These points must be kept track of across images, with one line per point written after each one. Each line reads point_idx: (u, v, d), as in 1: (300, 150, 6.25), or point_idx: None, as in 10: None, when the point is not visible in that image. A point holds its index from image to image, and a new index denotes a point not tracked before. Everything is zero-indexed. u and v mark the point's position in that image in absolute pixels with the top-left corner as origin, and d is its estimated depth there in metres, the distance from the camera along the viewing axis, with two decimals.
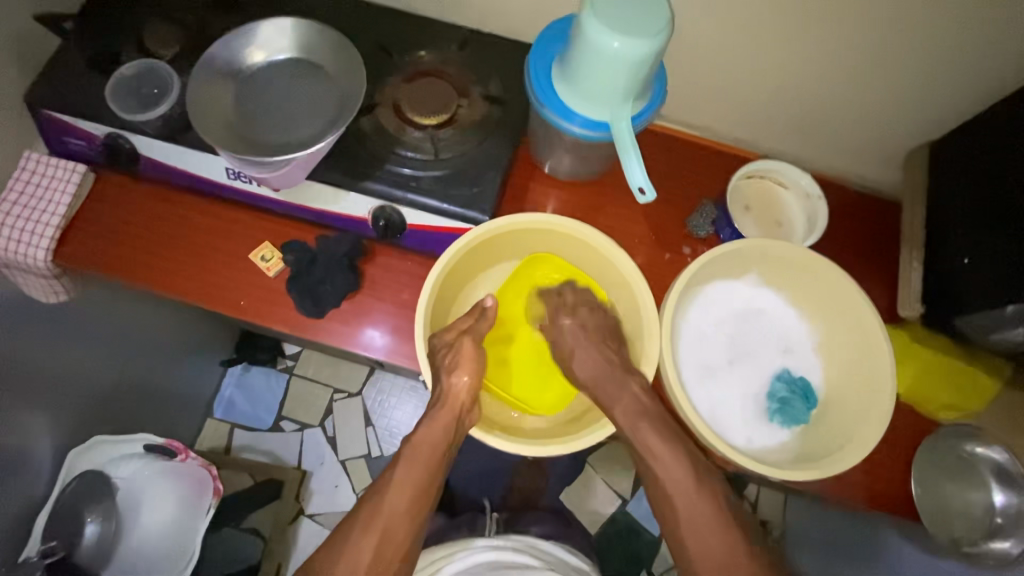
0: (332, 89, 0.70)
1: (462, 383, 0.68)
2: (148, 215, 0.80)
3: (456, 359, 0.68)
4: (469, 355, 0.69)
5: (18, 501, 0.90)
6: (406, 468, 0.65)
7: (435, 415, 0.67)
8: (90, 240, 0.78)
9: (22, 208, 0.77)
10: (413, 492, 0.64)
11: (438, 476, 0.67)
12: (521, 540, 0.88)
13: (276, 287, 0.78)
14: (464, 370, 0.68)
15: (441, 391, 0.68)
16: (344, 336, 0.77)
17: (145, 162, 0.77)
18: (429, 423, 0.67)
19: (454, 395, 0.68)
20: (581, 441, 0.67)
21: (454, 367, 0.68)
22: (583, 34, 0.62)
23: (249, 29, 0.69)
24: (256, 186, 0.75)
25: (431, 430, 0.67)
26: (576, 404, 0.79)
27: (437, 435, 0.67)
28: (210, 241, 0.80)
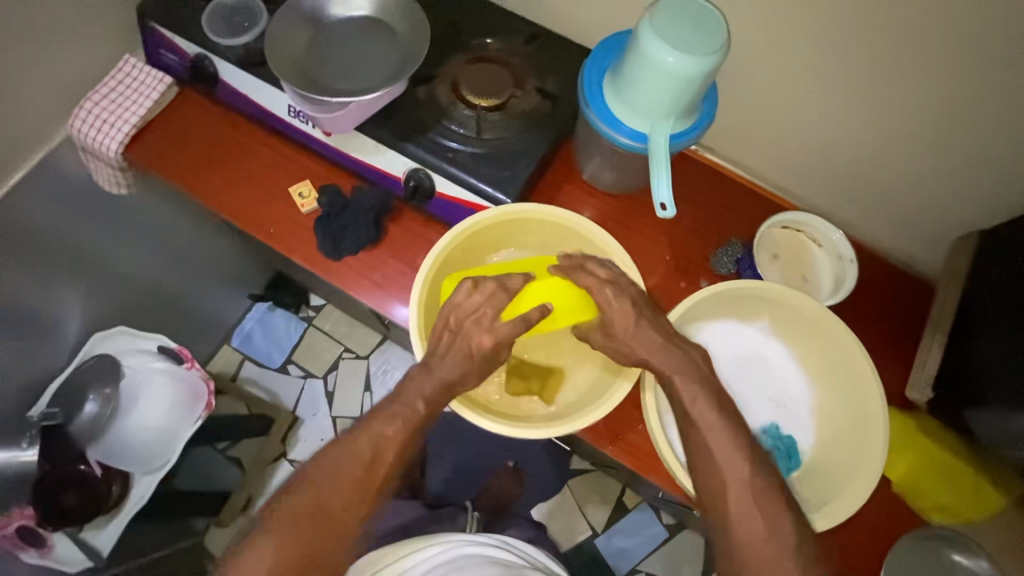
0: (396, 50, 0.75)
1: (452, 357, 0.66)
2: (211, 132, 0.87)
3: (489, 358, 0.67)
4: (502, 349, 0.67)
5: (36, 355, 1.01)
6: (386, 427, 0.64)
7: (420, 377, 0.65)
8: (157, 145, 0.86)
9: (111, 104, 0.86)
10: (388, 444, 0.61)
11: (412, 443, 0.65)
12: (498, 539, 0.92)
13: (304, 223, 0.83)
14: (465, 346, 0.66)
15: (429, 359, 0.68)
16: (354, 283, 0.81)
17: (220, 86, 0.84)
18: (415, 383, 0.64)
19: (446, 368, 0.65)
20: (596, 413, 0.68)
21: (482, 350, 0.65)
22: (639, 45, 0.63)
23: None
24: (311, 127, 0.80)
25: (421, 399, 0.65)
26: (569, 390, 0.76)
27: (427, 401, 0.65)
28: (258, 169, 0.85)
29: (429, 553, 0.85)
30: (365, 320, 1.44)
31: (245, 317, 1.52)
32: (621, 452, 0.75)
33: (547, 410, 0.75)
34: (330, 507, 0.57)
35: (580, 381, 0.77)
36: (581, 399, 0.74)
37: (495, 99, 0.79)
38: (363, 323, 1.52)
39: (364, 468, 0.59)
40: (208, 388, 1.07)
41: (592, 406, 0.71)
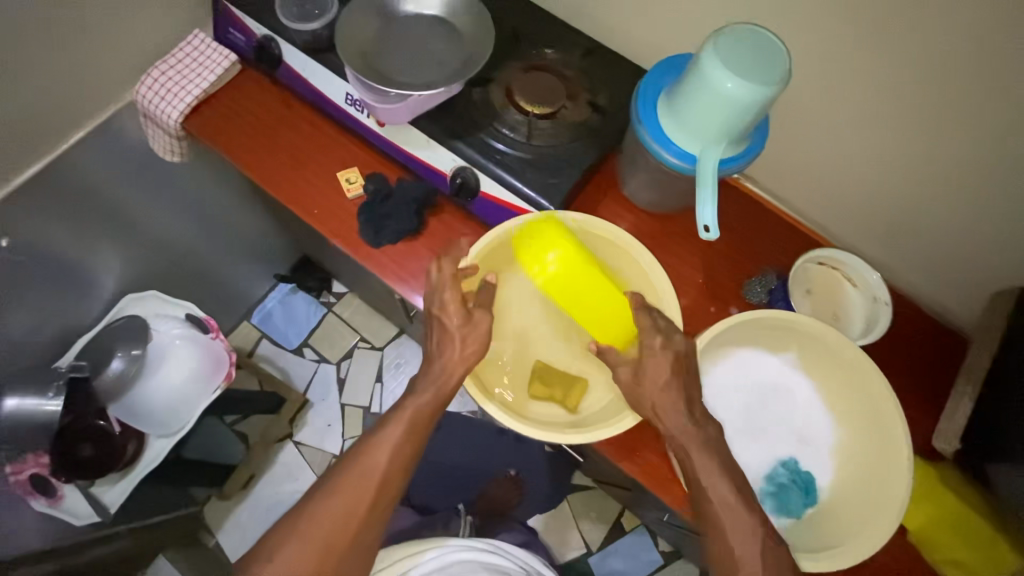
0: (459, 50, 0.77)
1: (457, 352, 0.71)
2: (267, 111, 0.89)
3: (470, 333, 0.71)
4: (482, 330, 0.71)
5: (68, 308, 1.03)
6: (391, 429, 0.68)
7: (434, 378, 0.70)
8: (215, 118, 0.89)
9: (176, 75, 0.89)
10: (392, 451, 0.67)
11: (416, 447, 0.69)
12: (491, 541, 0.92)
13: (347, 208, 0.85)
14: (470, 341, 0.71)
15: (443, 360, 0.71)
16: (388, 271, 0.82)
17: (282, 69, 0.86)
18: (429, 385, 0.70)
19: (455, 364, 0.70)
20: (602, 432, 0.68)
21: (463, 338, 0.71)
22: (699, 68, 0.65)
23: None
24: (366, 116, 0.82)
25: (420, 395, 0.70)
26: (591, 401, 0.76)
27: (429, 400, 0.70)
28: (309, 151, 0.88)
29: (423, 559, 0.85)
30: (386, 312, 1.45)
31: (267, 296, 1.55)
32: (635, 469, 0.75)
33: (568, 415, 0.75)
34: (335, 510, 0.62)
35: (601, 392, 0.77)
36: (603, 409, 0.74)
37: (547, 107, 0.81)
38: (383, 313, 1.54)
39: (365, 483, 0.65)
40: (229, 359, 1.08)
41: (608, 420, 0.71)
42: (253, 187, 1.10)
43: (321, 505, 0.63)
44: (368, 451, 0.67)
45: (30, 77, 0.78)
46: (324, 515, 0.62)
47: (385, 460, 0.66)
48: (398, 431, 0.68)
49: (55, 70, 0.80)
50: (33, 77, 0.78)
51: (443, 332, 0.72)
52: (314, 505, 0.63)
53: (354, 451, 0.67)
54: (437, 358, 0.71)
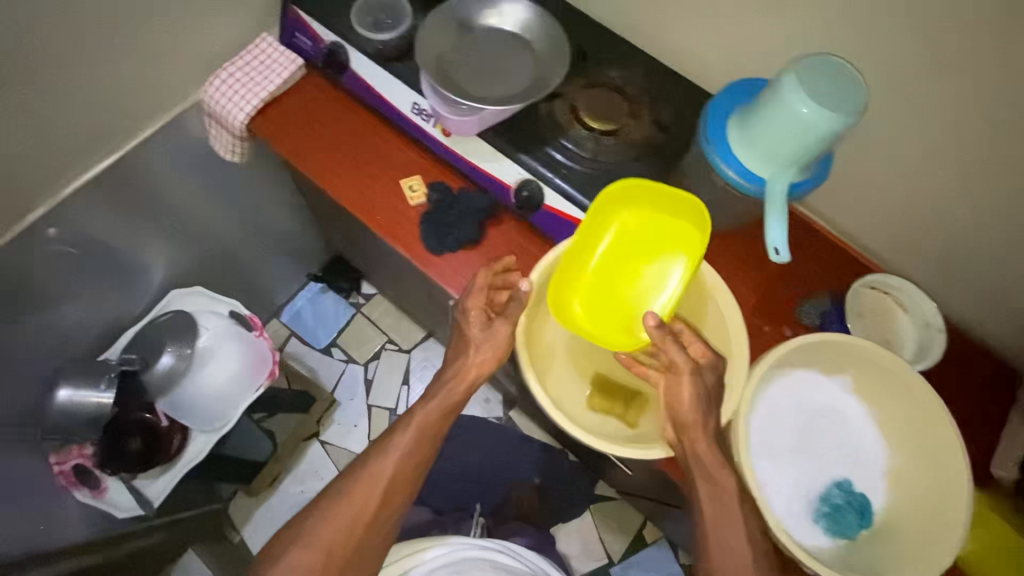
0: (532, 67, 0.78)
1: (480, 359, 0.78)
2: (331, 115, 0.91)
3: (488, 338, 0.78)
4: (501, 338, 0.77)
5: (115, 301, 1.05)
6: (397, 442, 0.75)
7: (449, 386, 0.79)
8: (279, 121, 0.90)
9: (243, 77, 0.90)
10: (399, 462, 0.74)
11: (427, 455, 0.76)
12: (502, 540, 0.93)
13: (409, 214, 0.86)
14: (488, 349, 0.78)
15: (459, 365, 0.79)
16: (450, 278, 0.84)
17: (349, 75, 0.87)
18: (444, 393, 0.78)
19: (471, 371, 0.79)
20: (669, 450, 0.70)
21: (481, 343, 0.78)
22: (778, 94, 0.66)
23: None
24: (432, 125, 0.83)
25: (428, 405, 0.78)
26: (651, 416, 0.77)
27: (440, 408, 0.78)
28: (372, 156, 0.89)
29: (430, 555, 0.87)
30: (417, 316, 1.46)
31: (298, 294, 1.56)
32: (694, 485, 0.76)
33: (628, 429, 0.76)
34: (342, 519, 0.71)
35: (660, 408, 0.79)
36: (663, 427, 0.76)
37: (612, 124, 0.82)
38: (412, 317, 1.55)
39: (371, 499, 0.72)
40: (272, 357, 1.09)
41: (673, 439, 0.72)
42: (302, 188, 1.11)
43: (331, 514, 0.72)
44: (374, 462, 0.74)
45: (105, 78, 0.80)
46: (339, 514, 0.71)
47: (391, 469, 0.74)
48: (405, 440, 0.75)
49: (127, 70, 0.81)
50: (105, 77, 0.80)
51: (465, 339, 0.79)
52: (319, 517, 0.72)
53: (364, 464, 0.74)
54: (455, 363, 0.80)
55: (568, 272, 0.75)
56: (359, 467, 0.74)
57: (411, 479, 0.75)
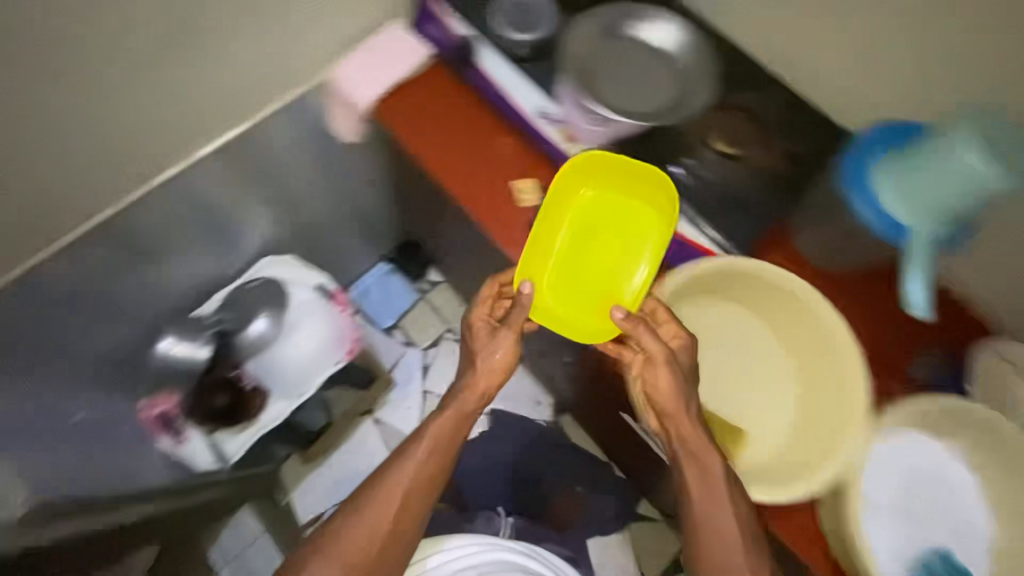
0: (672, 89, 0.81)
1: (494, 360, 0.76)
2: (450, 108, 0.90)
3: (491, 345, 0.76)
4: (505, 344, 0.75)
5: (214, 265, 1.09)
6: (414, 450, 0.75)
7: (463, 396, 0.77)
8: (400, 109, 0.91)
9: (370, 62, 0.91)
10: (417, 472, 0.74)
11: (445, 463, 0.75)
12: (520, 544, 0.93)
13: (518, 216, 0.85)
14: (500, 354, 0.75)
15: (474, 371, 0.76)
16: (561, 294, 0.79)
17: (476, 71, 0.87)
18: (458, 398, 0.77)
19: (485, 378, 0.76)
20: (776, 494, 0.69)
21: (490, 350, 0.76)
22: (943, 145, 0.65)
23: (649, 15, 0.83)
24: (553, 131, 0.82)
25: (444, 413, 0.76)
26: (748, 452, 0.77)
27: (455, 413, 0.76)
28: (487, 153, 0.88)
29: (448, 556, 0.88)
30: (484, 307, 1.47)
31: (365, 273, 1.55)
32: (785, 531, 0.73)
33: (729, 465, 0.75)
34: (368, 532, 0.71)
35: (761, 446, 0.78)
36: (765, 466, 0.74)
37: (738, 151, 0.81)
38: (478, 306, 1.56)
39: (398, 513, 0.72)
40: (351, 334, 1.10)
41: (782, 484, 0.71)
42: (402, 175, 1.12)
43: (351, 526, 0.72)
44: (392, 472, 0.74)
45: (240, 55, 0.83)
46: (357, 529, 0.72)
47: (408, 480, 0.73)
48: (421, 449, 0.75)
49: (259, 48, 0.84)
50: (240, 54, 0.83)
51: (476, 346, 0.77)
52: (345, 526, 0.72)
53: (382, 475, 0.74)
54: (464, 375, 0.78)
55: (532, 258, 0.74)
56: (382, 477, 0.74)
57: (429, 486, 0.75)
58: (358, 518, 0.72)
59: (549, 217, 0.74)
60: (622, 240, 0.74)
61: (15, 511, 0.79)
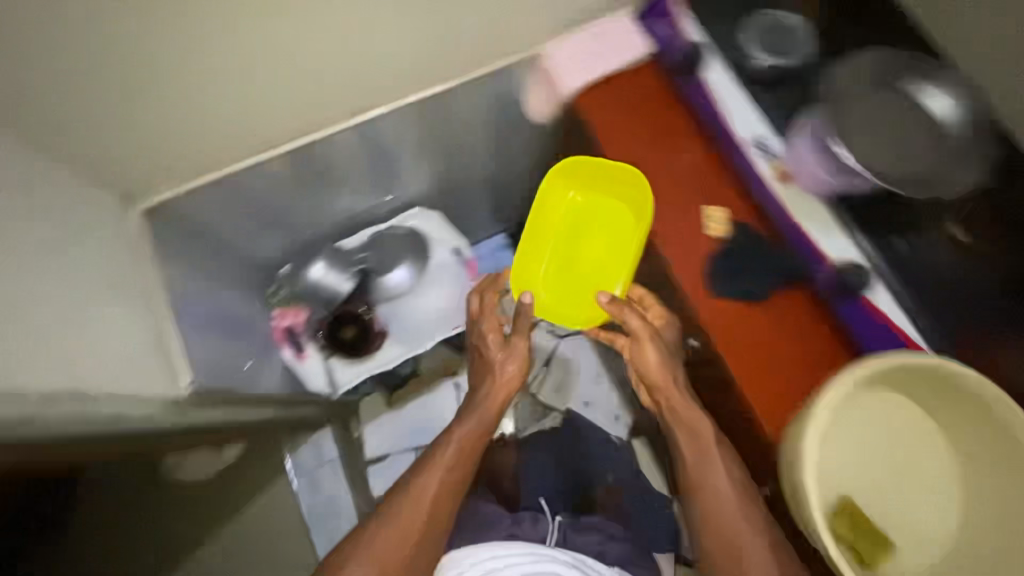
0: (934, 157, 0.71)
1: (508, 372, 0.88)
2: (655, 113, 0.86)
3: (510, 354, 0.88)
4: (520, 354, 0.88)
5: (370, 199, 1.07)
6: (444, 455, 0.79)
7: (479, 408, 0.85)
8: (603, 100, 0.87)
9: (588, 45, 0.87)
10: (444, 478, 0.76)
11: (468, 472, 0.80)
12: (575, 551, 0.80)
13: (699, 244, 0.79)
14: (514, 362, 0.88)
15: (493, 378, 0.88)
16: (727, 334, 0.75)
17: (699, 83, 0.82)
18: (478, 411, 0.85)
19: (503, 380, 0.87)
20: None
21: (506, 359, 0.88)
22: None
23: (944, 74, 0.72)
24: (766, 166, 0.77)
25: (466, 425, 0.83)
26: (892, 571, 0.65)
27: (478, 423, 0.84)
28: (682, 170, 0.83)
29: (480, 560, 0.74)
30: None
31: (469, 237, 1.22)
32: None
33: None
34: (402, 539, 0.69)
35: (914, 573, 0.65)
36: None
37: None
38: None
39: (426, 520, 0.71)
40: None
41: None
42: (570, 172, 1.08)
43: (382, 526, 0.70)
44: (421, 481, 0.75)
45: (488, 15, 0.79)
46: (390, 529, 0.70)
47: (437, 490, 0.74)
48: (449, 455, 0.79)
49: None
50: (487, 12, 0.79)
51: (488, 360, 0.89)
52: (374, 533, 0.70)
53: (407, 485, 0.75)
54: (485, 384, 0.88)
55: (525, 268, 0.88)
56: (410, 489, 0.74)
57: (454, 499, 0.76)
58: (392, 520, 0.71)
59: (544, 221, 0.88)
60: (612, 234, 0.86)
61: (179, 392, 0.77)
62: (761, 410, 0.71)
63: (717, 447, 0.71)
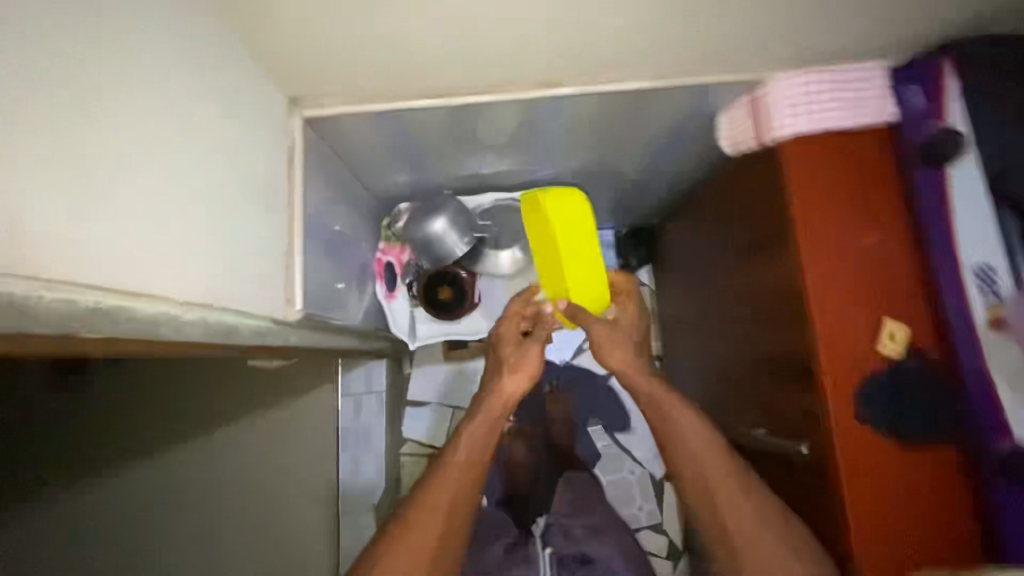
0: None
1: (519, 380, 1.01)
2: (864, 193, 0.75)
3: (520, 359, 1.03)
4: (532, 358, 1.02)
5: (509, 162, 1.03)
6: (458, 458, 0.90)
7: (487, 408, 0.98)
8: (811, 159, 0.76)
9: (821, 91, 0.74)
10: (459, 480, 0.88)
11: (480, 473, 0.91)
12: None
13: (862, 358, 0.71)
14: (524, 369, 1.01)
15: (498, 389, 1.00)
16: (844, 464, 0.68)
17: (933, 179, 0.70)
18: (485, 412, 0.97)
19: (514, 388, 1.00)
20: None
21: (518, 366, 1.02)
22: None
23: None
24: (981, 304, 0.65)
25: (472, 429, 0.94)
26: None
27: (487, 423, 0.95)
28: (872, 268, 0.73)
29: None
30: (684, 333, 1.38)
31: None
32: None
33: None
34: (427, 538, 0.81)
35: None
36: None
37: None
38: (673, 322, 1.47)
39: (448, 518, 0.84)
40: None
41: None
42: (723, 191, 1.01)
43: (414, 523, 0.82)
44: (433, 481, 0.87)
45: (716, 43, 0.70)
46: (419, 528, 0.81)
47: (449, 491, 0.86)
48: (459, 458, 0.90)
49: (771, 28, 0.68)
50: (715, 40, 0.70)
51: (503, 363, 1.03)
52: (396, 534, 0.81)
53: (424, 486, 0.87)
54: (493, 387, 1.01)
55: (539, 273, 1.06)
56: (427, 487, 0.87)
57: (471, 491, 0.89)
58: (416, 523, 0.82)
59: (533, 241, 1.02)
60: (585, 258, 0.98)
61: (289, 315, 0.73)
62: (858, 539, 0.68)
63: (725, 475, 0.78)
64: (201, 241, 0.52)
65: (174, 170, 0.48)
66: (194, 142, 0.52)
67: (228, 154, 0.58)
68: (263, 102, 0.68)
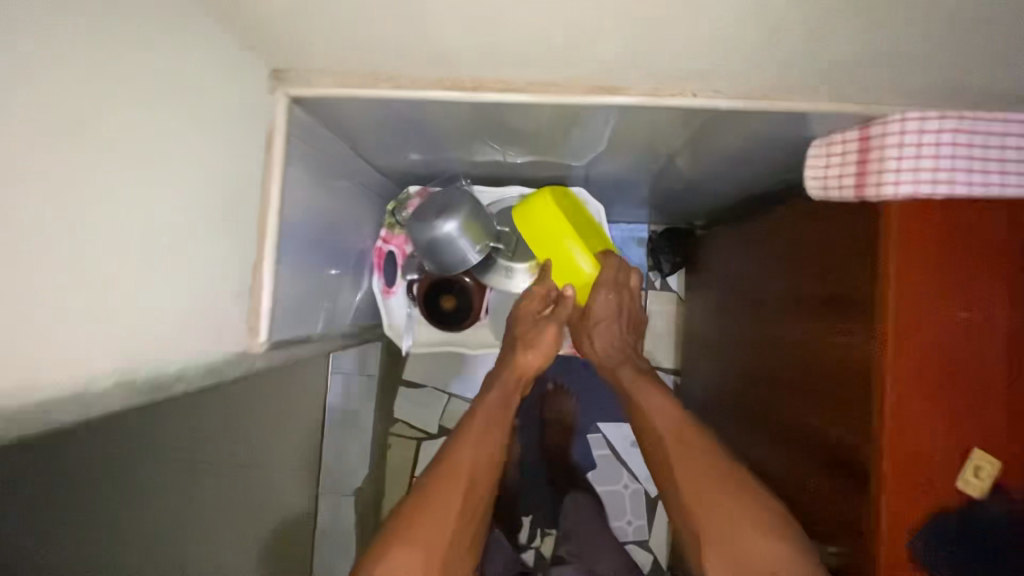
0: None
1: (533, 359, 0.97)
2: (983, 290, 0.59)
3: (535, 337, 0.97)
4: (548, 339, 0.97)
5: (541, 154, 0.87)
6: (476, 434, 0.85)
7: (503, 384, 0.94)
8: (924, 235, 0.59)
9: (954, 145, 0.57)
10: (478, 455, 0.82)
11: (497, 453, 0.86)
12: None
13: (937, 494, 0.58)
14: (539, 348, 0.96)
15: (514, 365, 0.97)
16: (899, 571, 0.58)
17: None
18: (501, 387, 0.94)
19: (529, 364, 0.97)
20: None
21: (532, 345, 0.97)
22: None
23: None
24: None
25: (489, 401, 0.91)
26: None
27: (503, 398, 0.93)
28: (974, 387, 0.59)
29: None
30: (707, 354, 1.25)
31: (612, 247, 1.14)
32: None
33: None
34: (441, 517, 0.74)
35: None
36: None
37: None
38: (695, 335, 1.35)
39: (465, 495, 0.78)
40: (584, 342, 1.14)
41: None
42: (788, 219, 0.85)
43: (423, 506, 0.75)
44: (450, 456, 0.82)
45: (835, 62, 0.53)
46: (432, 510, 0.74)
47: (468, 465, 0.81)
48: (477, 431, 0.86)
49: (924, 50, 0.49)
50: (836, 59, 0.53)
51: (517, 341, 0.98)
52: (407, 514, 0.74)
53: (437, 462, 0.82)
54: (509, 365, 0.97)
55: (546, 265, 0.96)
56: (440, 463, 0.81)
57: (489, 467, 0.84)
58: (428, 502, 0.75)
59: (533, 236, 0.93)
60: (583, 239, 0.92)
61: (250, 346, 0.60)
62: None
63: (754, 513, 0.72)
64: (136, 289, 0.41)
65: (89, 204, 0.36)
66: (128, 153, 0.39)
67: (181, 157, 0.45)
68: (241, 75, 0.53)
